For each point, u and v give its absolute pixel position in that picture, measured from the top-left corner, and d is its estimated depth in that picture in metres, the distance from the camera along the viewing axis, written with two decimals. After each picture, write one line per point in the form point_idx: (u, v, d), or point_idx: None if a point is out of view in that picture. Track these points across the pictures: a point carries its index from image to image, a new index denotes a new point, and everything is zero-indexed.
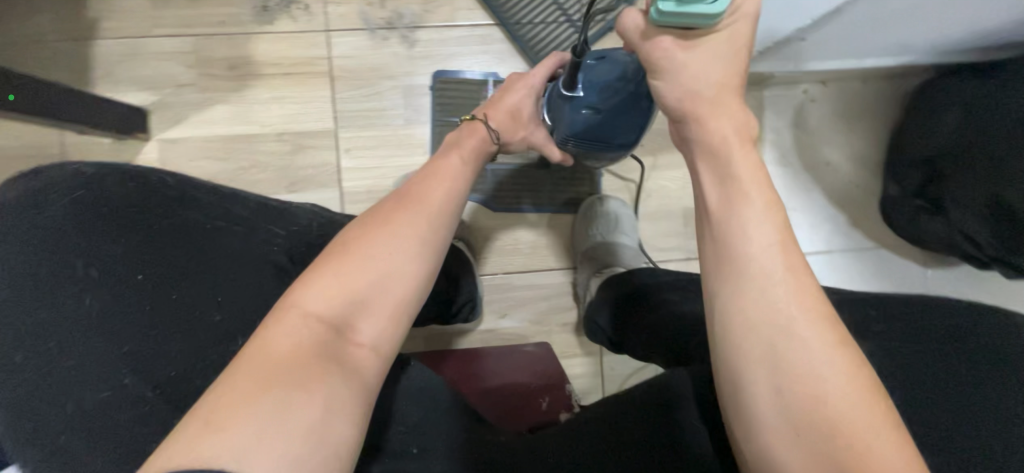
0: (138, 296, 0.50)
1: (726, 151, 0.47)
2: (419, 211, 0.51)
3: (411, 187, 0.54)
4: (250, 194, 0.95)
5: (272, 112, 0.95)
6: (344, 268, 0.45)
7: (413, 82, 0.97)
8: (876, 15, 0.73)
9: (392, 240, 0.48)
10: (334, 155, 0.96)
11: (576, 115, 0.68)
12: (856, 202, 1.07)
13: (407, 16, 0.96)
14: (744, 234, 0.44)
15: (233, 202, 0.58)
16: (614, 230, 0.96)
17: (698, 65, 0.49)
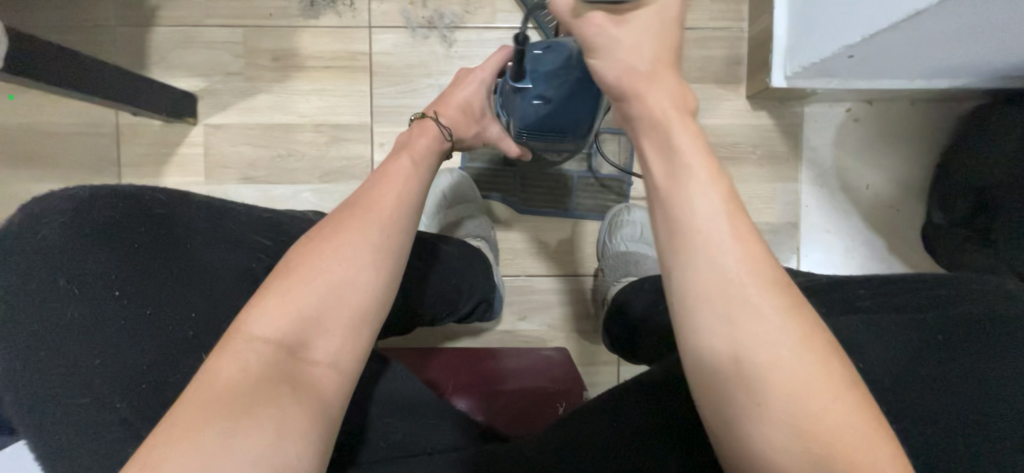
0: (120, 308, 0.50)
1: (676, 145, 0.43)
2: (365, 218, 0.50)
3: (361, 193, 0.53)
4: (286, 182, 0.98)
5: (311, 104, 0.98)
6: (291, 286, 0.45)
7: (449, 81, 0.98)
8: (936, 36, 0.70)
9: (340, 250, 0.47)
10: (367, 149, 0.99)
11: (526, 107, 0.68)
12: (895, 228, 1.03)
13: (447, 15, 0.98)
14: (714, 274, 0.39)
15: (225, 216, 0.59)
16: (638, 240, 0.94)
17: (636, 39, 0.47)
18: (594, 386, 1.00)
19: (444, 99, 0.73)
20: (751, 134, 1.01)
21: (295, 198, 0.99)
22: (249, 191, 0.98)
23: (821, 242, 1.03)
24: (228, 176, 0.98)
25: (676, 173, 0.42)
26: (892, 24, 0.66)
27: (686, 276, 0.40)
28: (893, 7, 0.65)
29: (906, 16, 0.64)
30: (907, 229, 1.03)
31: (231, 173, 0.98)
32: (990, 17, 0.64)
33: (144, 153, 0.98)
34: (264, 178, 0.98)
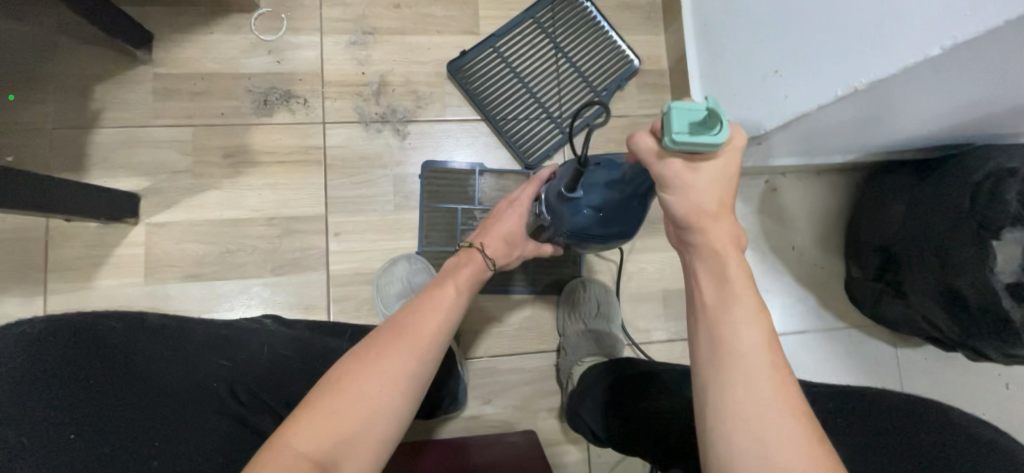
0: (70, 460, 0.43)
1: (727, 268, 0.49)
2: (411, 342, 0.56)
3: (411, 313, 0.60)
4: (236, 277, 0.95)
5: (264, 198, 0.98)
6: (335, 408, 0.49)
7: (404, 170, 1.02)
8: (823, 130, 0.83)
9: (384, 373, 0.53)
10: (322, 239, 0.98)
11: (580, 215, 0.70)
12: (822, 284, 1.14)
13: (400, 111, 1.03)
14: (747, 379, 0.45)
15: (183, 338, 0.56)
16: (597, 315, 0.98)
17: (705, 185, 0.50)
18: (565, 465, 0.98)
19: (488, 231, 0.80)
20: None
21: (245, 293, 0.95)
22: (195, 289, 0.94)
23: None
24: (171, 275, 0.94)
25: (719, 291, 0.49)
26: (786, 121, 0.78)
27: (710, 353, 0.47)
28: (787, 108, 0.76)
29: (795, 116, 0.76)
30: (832, 284, 1.14)
31: (175, 271, 0.94)
32: (859, 119, 0.77)
33: (76, 257, 0.92)
34: (211, 275, 0.95)
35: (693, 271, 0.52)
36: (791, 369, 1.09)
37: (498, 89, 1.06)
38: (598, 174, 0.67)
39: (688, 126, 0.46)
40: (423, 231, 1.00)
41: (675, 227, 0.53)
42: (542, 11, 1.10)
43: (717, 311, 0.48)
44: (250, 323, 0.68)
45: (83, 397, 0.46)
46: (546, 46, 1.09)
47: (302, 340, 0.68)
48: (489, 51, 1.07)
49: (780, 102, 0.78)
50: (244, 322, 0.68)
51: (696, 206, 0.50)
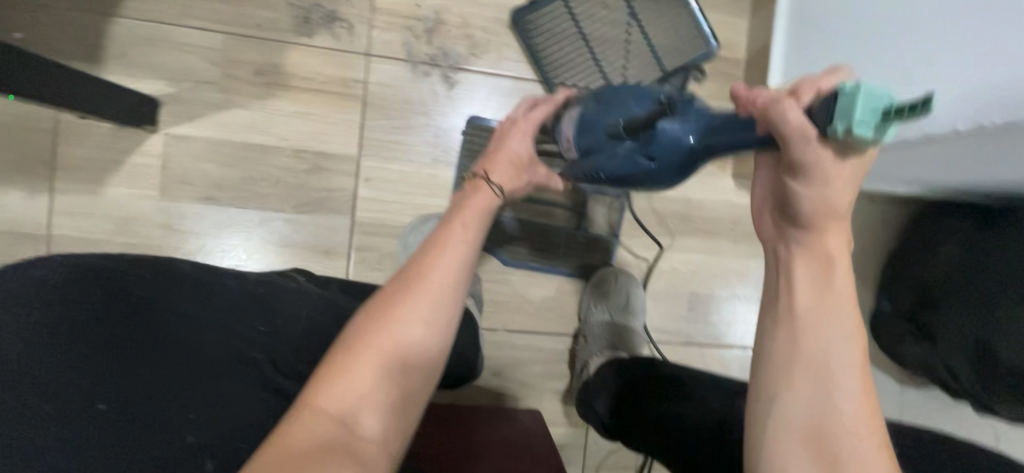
0: (99, 431, 0.40)
1: (834, 274, 0.45)
2: (424, 292, 0.46)
3: (422, 256, 0.48)
4: (256, 208, 0.90)
5: (293, 128, 0.90)
6: (362, 361, 0.42)
7: (446, 122, 0.94)
8: (930, 161, 0.78)
9: (399, 327, 0.44)
10: (351, 182, 0.92)
11: (641, 158, 0.60)
12: None
13: (452, 55, 0.94)
14: (834, 387, 0.42)
15: (213, 293, 0.50)
16: (625, 308, 0.96)
17: (851, 176, 0.44)
18: (562, 445, 1.00)
19: (497, 153, 0.62)
20: (734, 212, 1.05)
21: (264, 226, 0.90)
22: (212, 213, 0.89)
23: None
24: (187, 194, 0.88)
25: (818, 296, 0.45)
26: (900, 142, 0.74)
27: (800, 352, 0.44)
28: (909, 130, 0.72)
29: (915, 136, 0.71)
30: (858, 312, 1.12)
31: (191, 191, 0.88)
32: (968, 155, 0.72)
33: (86, 158, 0.85)
34: (229, 200, 0.89)
35: (785, 271, 0.47)
36: None
37: (561, 49, 0.96)
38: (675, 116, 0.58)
39: (874, 114, 0.38)
40: (457, 192, 0.94)
41: (789, 219, 0.47)
42: None
43: (813, 314, 0.44)
44: (282, 275, 0.62)
45: (99, 356, 0.42)
46: (620, 9, 0.98)
47: (334, 298, 0.60)
48: (558, 3, 0.96)
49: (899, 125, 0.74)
50: (274, 274, 0.61)
51: (832, 209, 0.44)
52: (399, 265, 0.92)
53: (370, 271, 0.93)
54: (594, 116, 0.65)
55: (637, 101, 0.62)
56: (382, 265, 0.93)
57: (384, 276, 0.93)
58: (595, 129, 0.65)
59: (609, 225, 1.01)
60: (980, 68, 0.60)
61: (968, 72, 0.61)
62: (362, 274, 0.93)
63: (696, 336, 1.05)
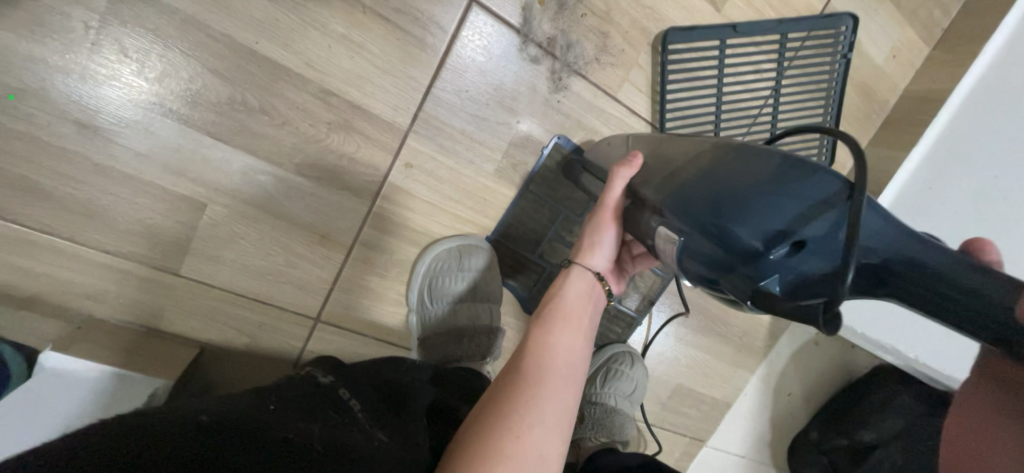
0: None
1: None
2: (549, 376, 0.49)
3: (540, 337, 0.52)
4: (238, 147, 0.62)
5: (332, 59, 0.62)
6: (493, 458, 0.42)
7: (531, 131, 0.72)
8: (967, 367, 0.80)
9: (543, 413, 0.47)
10: (386, 161, 0.68)
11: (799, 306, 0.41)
12: (782, 428, 1.14)
13: (575, 51, 0.70)
14: None
15: (288, 426, 0.42)
16: (627, 397, 0.88)
17: None
18: None
19: (597, 237, 0.56)
20: (744, 322, 1.05)
21: (243, 176, 0.63)
22: (164, 130, 0.59)
23: (731, 418, 1.11)
24: (133, 89, 0.57)
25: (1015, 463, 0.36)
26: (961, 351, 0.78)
27: None
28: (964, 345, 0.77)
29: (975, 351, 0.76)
30: (788, 430, 1.15)
31: (142, 86, 0.57)
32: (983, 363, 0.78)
33: None
34: (200, 123, 0.60)
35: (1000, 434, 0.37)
36: None
37: (692, 98, 0.77)
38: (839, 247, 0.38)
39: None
40: (509, 218, 0.75)
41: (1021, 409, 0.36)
42: (794, 36, 0.80)
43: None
44: (327, 408, 0.48)
45: None
46: (768, 81, 0.81)
47: (393, 443, 0.47)
48: (715, 44, 0.76)
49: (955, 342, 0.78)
50: (318, 400, 0.49)
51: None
52: (409, 281, 0.73)
53: (370, 277, 0.72)
54: (698, 240, 0.43)
55: (764, 217, 0.39)
56: (388, 274, 0.73)
57: (386, 287, 0.73)
58: (705, 257, 0.42)
59: (642, 306, 0.92)
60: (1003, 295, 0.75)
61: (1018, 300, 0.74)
62: (359, 277, 0.71)
63: (660, 422, 1.05)
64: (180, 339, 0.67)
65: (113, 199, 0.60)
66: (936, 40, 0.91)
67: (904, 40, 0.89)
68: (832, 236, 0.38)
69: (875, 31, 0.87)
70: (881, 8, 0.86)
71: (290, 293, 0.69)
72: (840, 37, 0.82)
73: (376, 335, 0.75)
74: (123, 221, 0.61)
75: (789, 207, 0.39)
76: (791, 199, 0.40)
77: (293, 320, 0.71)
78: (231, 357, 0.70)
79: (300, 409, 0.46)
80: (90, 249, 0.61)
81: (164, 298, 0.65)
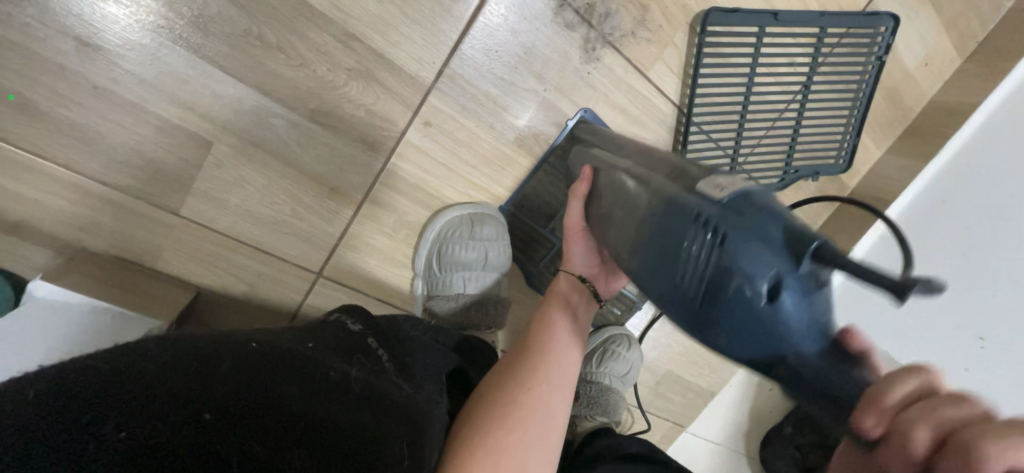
0: None
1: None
2: (556, 332, 0.57)
3: (543, 318, 0.59)
4: (250, 86, 0.58)
5: (358, 0, 0.58)
6: (505, 395, 0.51)
7: (557, 101, 0.70)
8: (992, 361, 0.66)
9: (550, 361, 0.55)
10: (404, 116, 0.65)
11: (753, 284, 0.37)
12: (759, 420, 1.17)
13: (611, 21, 0.67)
14: None
15: (322, 365, 0.42)
16: (621, 378, 0.89)
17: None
18: None
19: (572, 236, 0.61)
20: None
21: (253, 117, 0.60)
22: (173, 58, 0.55)
23: (711, 406, 1.14)
24: (140, 8, 0.53)
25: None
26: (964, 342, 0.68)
27: None
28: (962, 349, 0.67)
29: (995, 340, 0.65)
30: (765, 424, 1.18)
31: (150, 6, 0.53)
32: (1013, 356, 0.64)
33: None
34: (212, 55, 0.56)
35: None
36: (686, 462, 1.16)
37: (722, 84, 0.75)
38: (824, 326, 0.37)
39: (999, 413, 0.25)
40: (525, 190, 0.74)
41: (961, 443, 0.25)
42: (834, 32, 0.78)
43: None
44: (360, 352, 0.47)
45: (210, 436, 0.32)
46: (800, 75, 0.79)
47: (423, 394, 0.48)
48: (755, 30, 0.73)
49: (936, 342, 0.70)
50: (350, 342, 0.48)
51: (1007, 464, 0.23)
52: (418, 243, 0.71)
53: (377, 236, 0.70)
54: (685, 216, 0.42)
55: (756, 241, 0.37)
56: (395, 235, 0.71)
57: (392, 247, 0.71)
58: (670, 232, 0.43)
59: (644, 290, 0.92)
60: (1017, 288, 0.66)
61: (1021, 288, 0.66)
62: (366, 236, 0.69)
63: (646, 405, 1.08)
64: (175, 281, 0.65)
65: (113, 127, 0.56)
66: (969, 52, 0.89)
67: (939, 49, 0.87)
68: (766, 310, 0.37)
69: (913, 36, 0.85)
70: (923, 12, 0.84)
71: (292, 244, 0.67)
72: (878, 38, 0.80)
73: (379, 296, 0.74)
74: (122, 152, 0.57)
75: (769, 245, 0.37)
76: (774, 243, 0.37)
77: (293, 273, 0.69)
78: (227, 303, 0.68)
79: (337, 349, 0.46)
80: (84, 178, 0.58)
81: (162, 238, 0.63)
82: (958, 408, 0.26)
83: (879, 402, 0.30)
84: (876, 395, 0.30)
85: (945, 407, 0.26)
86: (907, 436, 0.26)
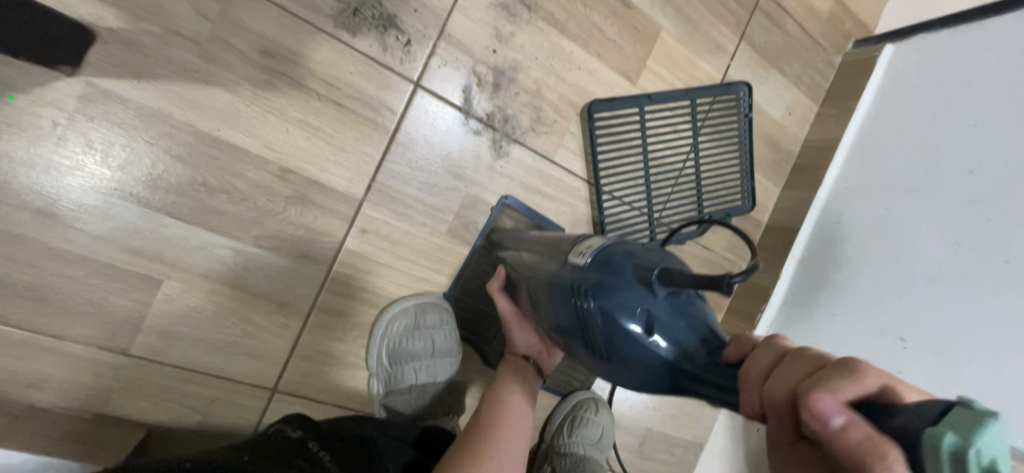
0: None
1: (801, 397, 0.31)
2: (500, 416, 0.60)
3: (492, 393, 0.63)
4: (197, 224, 0.65)
5: (289, 140, 0.68)
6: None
7: (478, 193, 0.79)
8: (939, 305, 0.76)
9: (495, 447, 0.57)
10: (342, 228, 0.72)
11: (633, 324, 0.45)
12: None
13: (512, 123, 0.79)
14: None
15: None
16: (595, 444, 0.89)
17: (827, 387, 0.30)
18: None
19: (510, 323, 0.65)
20: None
21: (201, 251, 0.66)
22: (125, 212, 0.62)
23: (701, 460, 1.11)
24: (95, 176, 0.61)
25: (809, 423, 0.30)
26: (917, 300, 0.78)
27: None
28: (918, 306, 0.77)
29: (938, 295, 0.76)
30: None
31: (103, 173, 0.61)
32: (962, 307, 0.73)
33: None
34: (161, 205, 0.63)
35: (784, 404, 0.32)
36: None
37: (621, 156, 0.87)
38: (702, 332, 0.46)
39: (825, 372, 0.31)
40: (464, 274, 0.80)
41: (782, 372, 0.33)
42: (702, 101, 0.93)
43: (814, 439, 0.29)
44: (299, 458, 0.48)
45: None
46: (686, 138, 0.92)
47: None
48: (635, 110, 0.87)
49: (896, 307, 0.80)
50: (289, 450, 0.49)
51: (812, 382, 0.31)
52: (369, 342, 0.75)
53: (328, 342, 0.73)
54: (565, 290, 0.51)
55: (622, 296, 0.46)
56: (346, 338, 0.74)
57: (345, 350, 0.74)
58: (568, 302, 0.51)
59: None
60: (950, 246, 0.77)
61: (952, 250, 0.77)
62: (317, 343, 0.73)
63: (634, 470, 1.05)
64: (128, 422, 0.65)
65: (66, 282, 0.61)
66: (821, 98, 1.07)
67: (795, 100, 1.04)
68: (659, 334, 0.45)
69: (770, 94, 1.02)
70: (772, 75, 1.01)
71: (246, 364, 0.69)
72: (740, 100, 0.96)
73: (338, 401, 0.75)
74: (76, 303, 0.62)
75: (633, 292, 0.46)
76: (628, 288, 0.46)
77: (248, 392, 0.70)
78: (182, 436, 0.68)
79: (274, 460, 0.46)
80: (36, 334, 0.61)
81: (113, 380, 0.64)
82: (793, 364, 0.33)
83: (750, 381, 0.36)
84: (745, 373, 0.37)
85: (794, 367, 0.33)
86: (771, 396, 0.33)
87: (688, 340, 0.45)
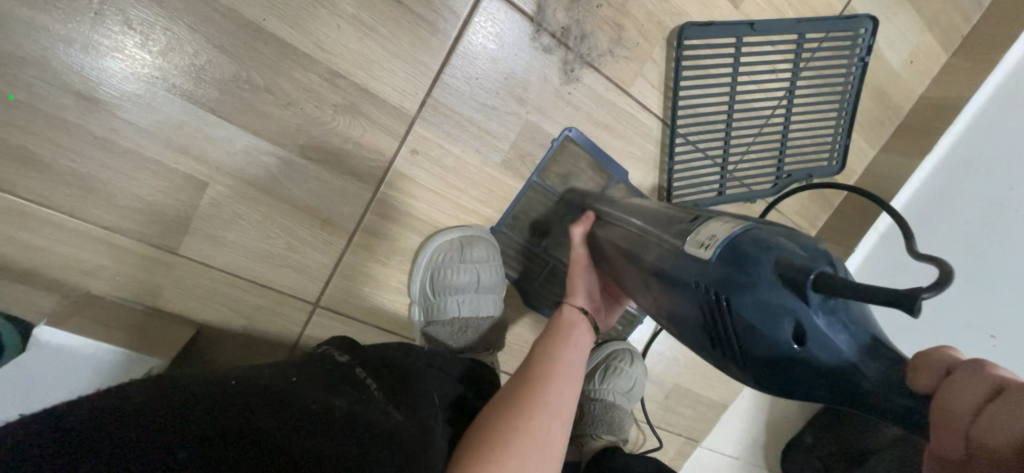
0: None
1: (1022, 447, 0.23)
2: (555, 358, 0.57)
3: (547, 336, 0.60)
4: (241, 126, 0.61)
5: (341, 40, 0.60)
6: (506, 412, 0.51)
7: (540, 122, 0.71)
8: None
9: (550, 387, 0.54)
10: (392, 147, 0.66)
11: (777, 329, 0.39)
12: (776, 432, 1.12)
13: (588, 42, 0.69)
14: None
15: (306, 398, 0.42)
16: (625, 393, 0.88)
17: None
18: None
19: (578, 269, 0.64)
20: None
21: (245, 156, 0.62)
22: (167, 106, 0.58)
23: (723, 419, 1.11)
24: (134, 61, 0.55)
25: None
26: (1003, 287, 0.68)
27: None
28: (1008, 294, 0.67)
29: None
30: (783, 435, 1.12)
31: (143, 59, 0.56)
32: None
33: None
34: (204, 101, 0.59)
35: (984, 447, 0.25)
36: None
37: (706, 96, 0.75)
38: (864, 340, 0.37)
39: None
40: (515, 210, 0.75)
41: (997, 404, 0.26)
42: (813, 37, 0.78)
43: None
44: (346, 383, 0.48)
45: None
46: (784, 81, 0.79)
47: (414, 423, 0.47)
48: (731, 41, 0.74)
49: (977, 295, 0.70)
50: (337, 374, 0.49)
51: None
52: (412, 270, 0.72)
53: (371, 264, 0.71)
54: (677, 267, 0.47)
55: (754, 291, 0.40)
56: (389, 262, 0.72)
57: (387, 275, 0.72)
58: (678, 284, 0.46)
59: None
60: None
61: None
62: (360, 264, 0.71)
63: (655, 421, 1.05)
64: (178, 318, 0.67)
65: (112, 174, 0.59)
66: (955, 46, 0.89)
67: (923, 46, 0.87)
68: (813, 343, 0.37)
69: (894, 36, 0.85)
70: (902, 11, 0.84)
71: (289, 276, 0.68)
72: (859, 39, 0.80)
73: (377, 323, 0.74)
74: (123, 197, 0.60)
75: (765, 288, 0.39)
76: (762, 282, 0.40)
77: (290, 305, 0.70)
78: (228, 339, 0.69)
79: (323, 382, 0.46)
80: (86, 223, 0.60)
81: (162, 277, 0.64)
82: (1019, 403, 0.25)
83: (950, 421, 0.28)
84: (946, 408, 0.29)
85: (1013, 409, 0.25)
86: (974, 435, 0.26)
87: (857, 357, 0.37)
